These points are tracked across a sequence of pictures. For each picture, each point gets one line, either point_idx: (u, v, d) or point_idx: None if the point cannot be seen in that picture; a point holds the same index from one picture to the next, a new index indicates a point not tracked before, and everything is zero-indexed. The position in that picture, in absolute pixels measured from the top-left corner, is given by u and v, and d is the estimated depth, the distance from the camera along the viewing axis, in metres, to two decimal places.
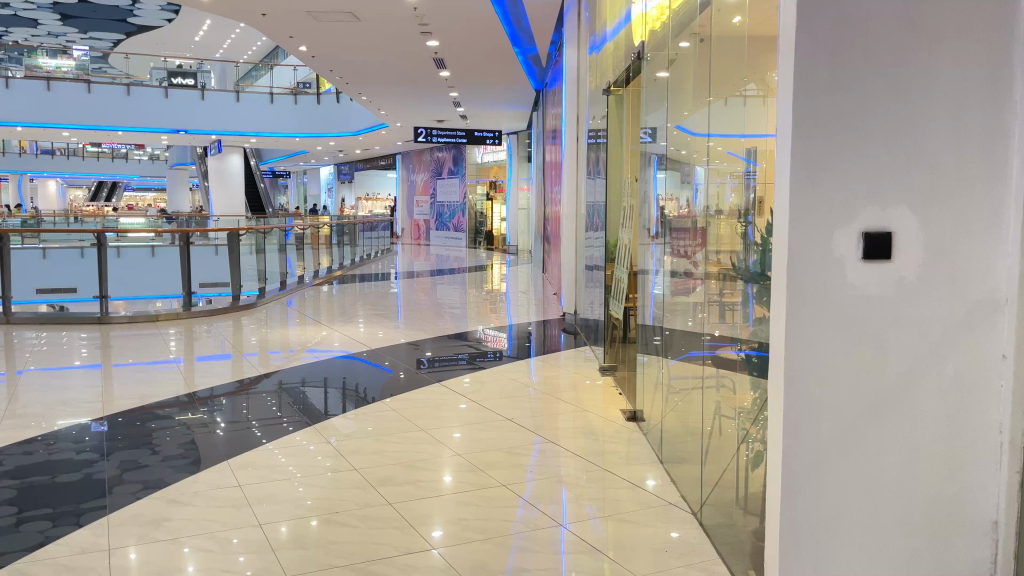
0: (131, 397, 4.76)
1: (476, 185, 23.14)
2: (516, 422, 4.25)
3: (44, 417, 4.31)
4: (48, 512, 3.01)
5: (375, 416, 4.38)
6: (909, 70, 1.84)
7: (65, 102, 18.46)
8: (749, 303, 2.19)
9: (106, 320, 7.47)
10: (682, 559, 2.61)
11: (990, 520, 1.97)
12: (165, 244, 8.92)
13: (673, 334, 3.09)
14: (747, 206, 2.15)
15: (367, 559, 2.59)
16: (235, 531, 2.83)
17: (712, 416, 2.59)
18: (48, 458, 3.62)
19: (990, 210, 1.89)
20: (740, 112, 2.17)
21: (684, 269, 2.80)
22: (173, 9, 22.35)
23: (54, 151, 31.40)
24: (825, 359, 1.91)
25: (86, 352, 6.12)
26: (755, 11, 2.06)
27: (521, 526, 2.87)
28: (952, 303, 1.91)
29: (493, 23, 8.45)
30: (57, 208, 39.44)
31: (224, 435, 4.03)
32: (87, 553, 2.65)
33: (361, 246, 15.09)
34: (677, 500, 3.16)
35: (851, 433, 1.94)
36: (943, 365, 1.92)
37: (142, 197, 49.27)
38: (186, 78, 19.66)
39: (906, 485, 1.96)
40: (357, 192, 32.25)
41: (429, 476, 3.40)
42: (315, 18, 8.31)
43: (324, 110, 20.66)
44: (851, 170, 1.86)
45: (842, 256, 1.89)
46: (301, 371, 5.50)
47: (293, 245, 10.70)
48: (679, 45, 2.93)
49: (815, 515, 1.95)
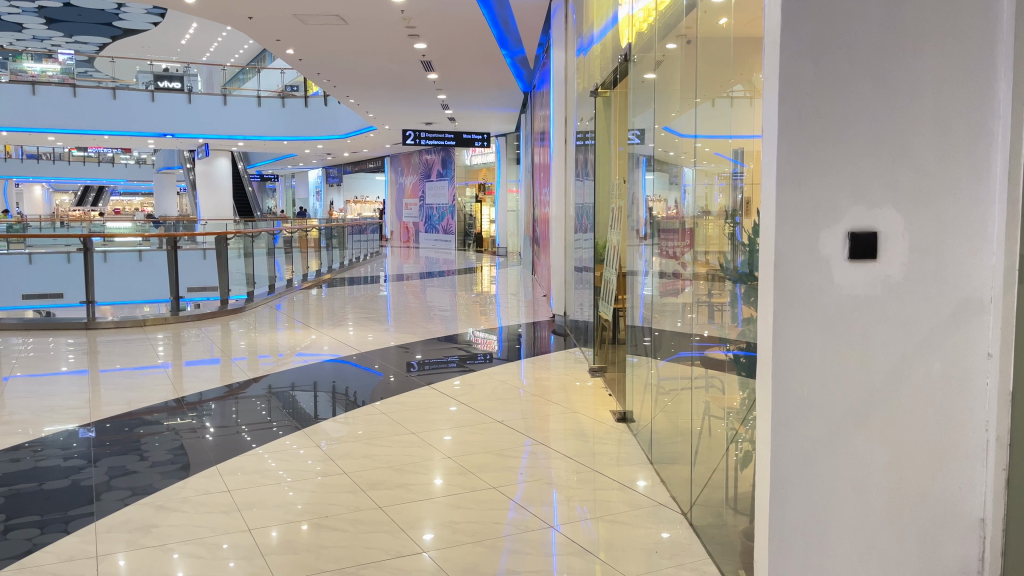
0: (119, 402, 4.73)
1: (465, 188, 23.14)
2: (506, 424, 4.25)
3: (31, 424, 4.28)
4: (36, 519, 2.98)
5: (366, 419, 4.37)
6: (893, 70, 1.86)
7: (50, 106, 18.21)
8: (738, 303, 2.20)
9: (93, 325, 7.40)
10: (673, 560, 2.61)
11: (977, 518, 1.99)
12: (152, 248, 8.99)
13: (661, 335, 3.10)
14: (735, 207, 2.16)
15: (356, 563, 2.58)
16: (225, 537, 2.82)
17: (701, 417, 2.61)
18: (35, 466, 3.59)
19: (975, 209, 1.90)
20: (727, 114, 2.17)
21: (673, 270, 2.81)
22: (159, 12, 22.26)
23: (40, 154, 30.85)
24: (811, 357, 1.92)
25: (74, 357, 6.08)
26: (740, 12, 2.07)
27: (512, 528, 2.87)
28: (939, 302, 1.92)
29: (481, 25, 8.46)
30: (44, 212, 39.78)
31: (213, 439, 4.02)
32: (74, 561, 2.63)
33: (350, 249, 15.09)
34: (667, 500, 3.17)
35: (839, 433, 1.95)
36: (930, 363, 1.94)
37: (128, 202, 49.19)
38: (173, 81, 19.57)
39: (894, 484, 1.97)
40: (345, 196, 32.24)
41: (419, 480, 3.40)
42: (302, 21, 8.29)
43: (312, 113, 20.63)
44: (837, 170, 1.88)
45: (829, 256, 1.89)
46: (290, 375, 5.47)
47: (281, 249, 10.70)
48: (667, 47, 2.92)
49: (805, 513, 1.96)
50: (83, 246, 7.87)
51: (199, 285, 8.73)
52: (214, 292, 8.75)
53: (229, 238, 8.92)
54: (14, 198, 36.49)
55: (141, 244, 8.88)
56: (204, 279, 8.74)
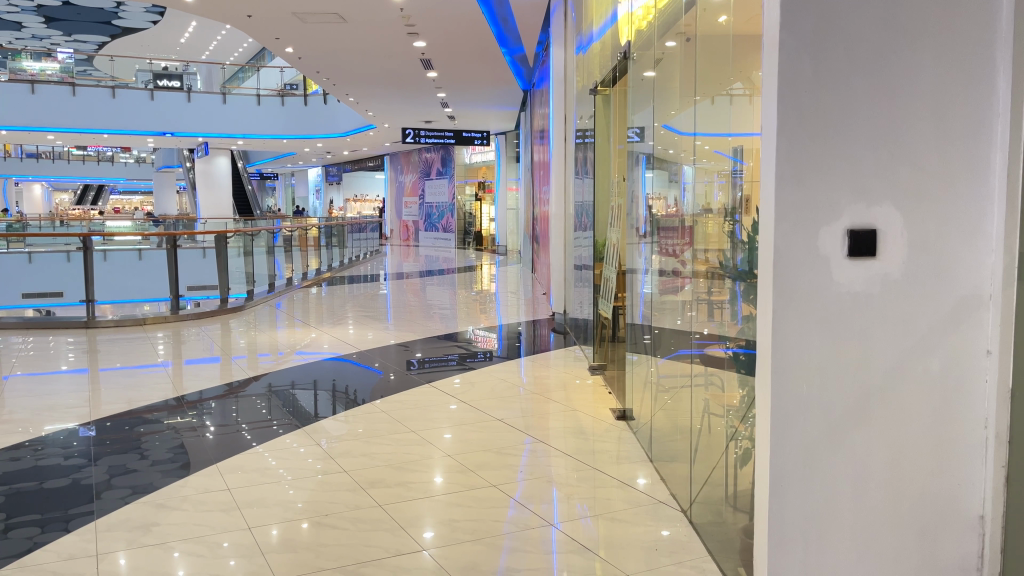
0: (119, 401, 4.73)
1: (465, 185, 23.15)
2: (506, 422, 4.24)
3: (30, 422, 4.28)
4: (36, 518, 2.99)
5: (366, 418, 4.37)
6: (891, 68, 1.86)
7: (49, 105, 18.20)
8: (737, 301, 2.20)
9: (92, 323, 7.41)
10: (673, 558, 2.61)
11: (977, 514, 2.00)
12: (152, 247, 8.75)
13: (660, 332, 3.10)
14: (735, 204, 2.16)
15: (357, 561, 2.59)
16: (225, 535, 2.82)
17: (701, 414, 2.61)
18: (35, 464, 3.60)
19: (974, 207, 1.90)
20: (727, 111, 2.17)
21: (673, 268, 2.81)
22: (158, 10, 22.22)
23: (39, 153, 30.79)
24: (810, 354, 1.92)
25: (74, 357, 6.07)
26: (739, 10, 2.07)
27: (512, 526, 2.87)
28: (937, 298, 1.92)
29: (480, 23, 8.44)
30: (43, 211, 39.82)
31: (213, 438, 4.01)
32: (74, 559, 2.63)
33: (349, 247, 15.08)
34: (667, 497, 3.17)
35: (838, 431, 1.95)
36: (929, 360, 1.94)
37: (128, 202, 49.21)
38: (172, 80, 19.55)
39: (892, 482, 1.97)
40: (345, 194, 32.23)
41: (420, 478, 3.40)
42: (301, 19, 8.28)
43: (311, 111, 20.65)
44: (836, 167, 1.88)
45: (828, 254, 1.89)
46: (290, 373, 5.49)
47: (281, 247, 10.70)
48: (666, 44, 2.91)
49: (805, 511, 1.96)
50: (83, 245, 7.86)
51: (198, 284, 8.70)
52: (214, 291, 8.78)
53: (229, 237, 8.93)
54: (13, 197, 36.47)
55: (141, 243, 8.70)
56: (204, 278, 8.73)
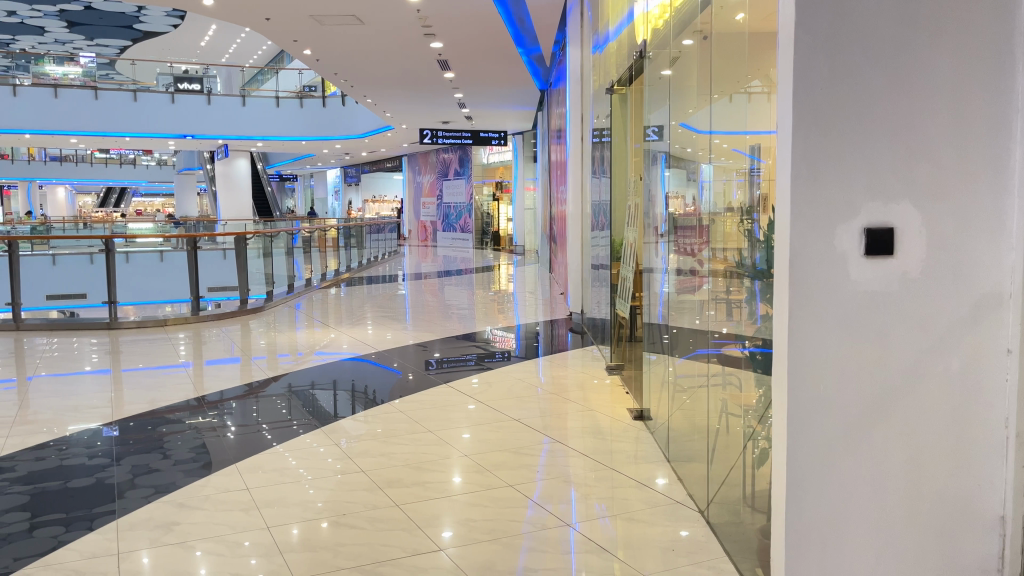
0: (141, 401, 4.79)
1: (482, 185, 23.07)
2: (524, 423, 4.24)
3: (55, 423, 4.34)
4: (61, 517, 3.03)
5: (384, 418, 4.39)
6: (908, 62, 1.84)
7: (72, 108, 18.43)
8: (755, 300, 2.18)
9: (115, 325, 7.52)
10: (690, 557, 2.61)
11: (997, 515, 1.96)
12: (172, 249, 8.74)
13: (679, 333, 3.08)
14: (752, 203, 2.15)
15: (375, 560, 2.60)
16: (245, 534, 2.85)
17: (719, 415, 2.59)
18: (61, 463, 3.66)
19: (991, 204, 1.87)
20: (743, 109, 2.16)
21: (690, 267, 2.81)
22: (178, 14, 22.45)
23: (62, 157, 31.21)
24: (825, 351, 1.90)
25: (97, 357, 6.18)
26: (755, 8, 2.06)
27: (530, 526, 2.88)
28: (958, 297, 1.89)
29: (496, 23, 8.45)
30: (66, 213, 40.50)
31: (233, 438, 4.05)
32: (97, 558, 2.67)
33: (368, 248, 15.18)
34: (685, 498, 3.15)
35: (856, 430, 1.94)
36: (948, 360, 1.91)
37: (149, 202, 49.81)
38: (192, 83, 19.84)
39: (910, 481, 1.95)
40: (363, 195, 32.54)
41: (438, 477, 3.41)
42: (319, 22, 8.33)
43: (330, 113, 20.77)
44: (853, 163, 1.86)
45: (845, 252, 1.88)
46: (311, 372, 5.55)
47: (300, 248, 10.78)
48: (682, 43, 2.92)
49: (821, 512, 1.95)
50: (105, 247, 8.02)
51: (219, 284, 8.59)
52: (234, 292, 8.80)
53: (247, 238, 9.01)
54: (38, 200, 37.13)
55: (162, 245, 8.75)
56: (225, 279, 8.68)
